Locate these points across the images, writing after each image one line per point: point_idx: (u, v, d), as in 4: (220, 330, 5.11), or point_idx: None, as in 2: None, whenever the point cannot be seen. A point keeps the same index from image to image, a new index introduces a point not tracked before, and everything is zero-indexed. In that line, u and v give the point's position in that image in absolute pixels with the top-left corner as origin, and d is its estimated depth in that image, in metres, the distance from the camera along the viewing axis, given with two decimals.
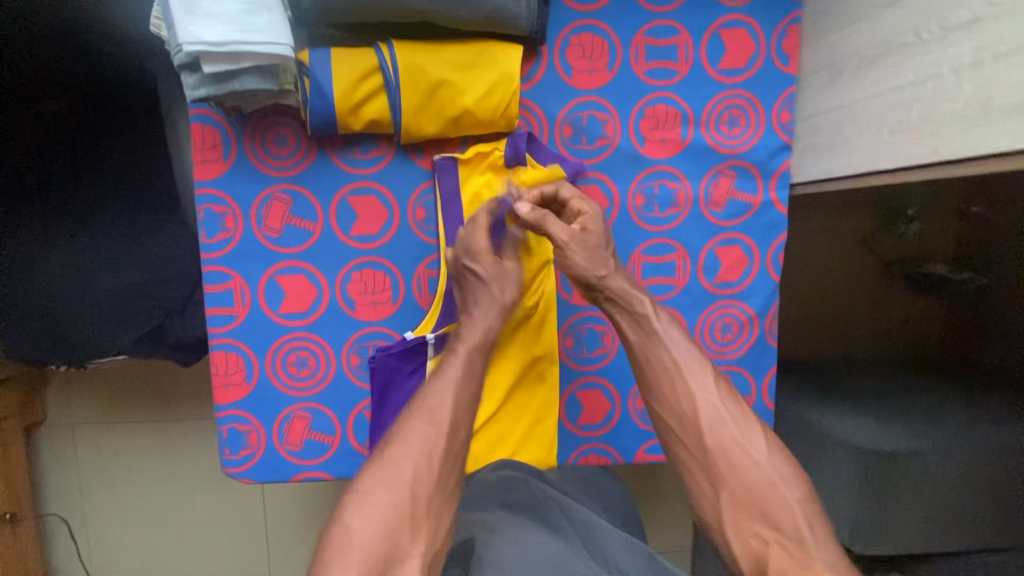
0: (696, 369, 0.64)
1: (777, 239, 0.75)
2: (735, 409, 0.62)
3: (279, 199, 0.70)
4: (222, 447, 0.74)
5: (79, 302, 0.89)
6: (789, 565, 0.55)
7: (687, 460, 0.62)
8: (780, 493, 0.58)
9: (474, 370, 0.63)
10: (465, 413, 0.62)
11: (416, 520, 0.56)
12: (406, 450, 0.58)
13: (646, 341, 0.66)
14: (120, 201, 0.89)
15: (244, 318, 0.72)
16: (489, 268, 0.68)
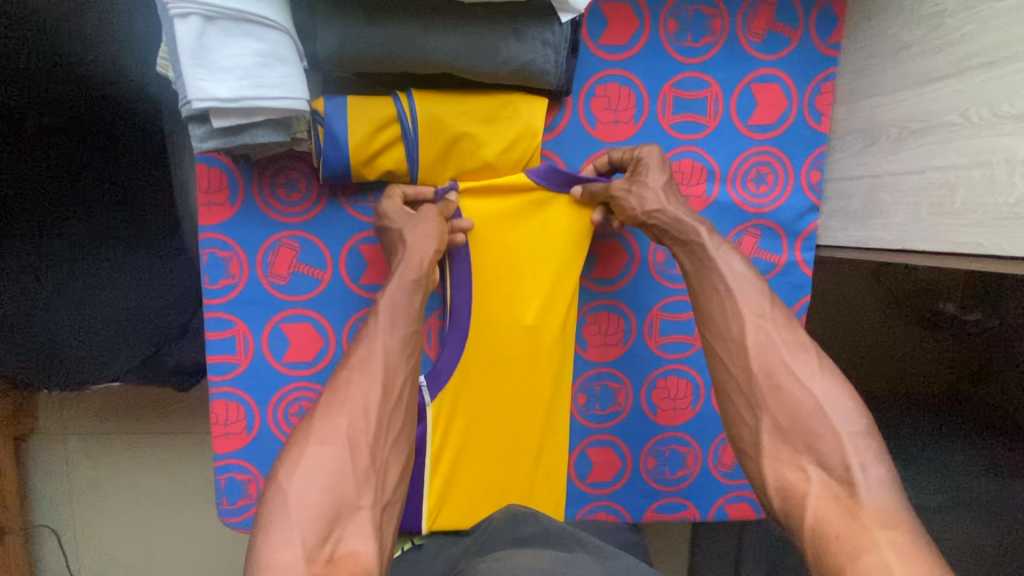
0: (747, 292, 0.59)
1: (801, 301, 0.73)
2: (787, 332, 0.56)
3: (287, 246, 0.67)
4: (219, 495, 0.72)
5: (76, 331, 0.86)
6: (832, 508, 0.47)
7: (730, 386, 0.57)
8: (827, 424, 0.51)
9: (396, 309, 0.58)
10: (397, 356, 0.56)
11: (364, 475, 0.49)
12: (345, 399, 0.52)
13: (700, 268, 0.62)
14: (112, 234, 0.84)
15: (247, 366, 0.69)
16: (404, 218, 0.63)
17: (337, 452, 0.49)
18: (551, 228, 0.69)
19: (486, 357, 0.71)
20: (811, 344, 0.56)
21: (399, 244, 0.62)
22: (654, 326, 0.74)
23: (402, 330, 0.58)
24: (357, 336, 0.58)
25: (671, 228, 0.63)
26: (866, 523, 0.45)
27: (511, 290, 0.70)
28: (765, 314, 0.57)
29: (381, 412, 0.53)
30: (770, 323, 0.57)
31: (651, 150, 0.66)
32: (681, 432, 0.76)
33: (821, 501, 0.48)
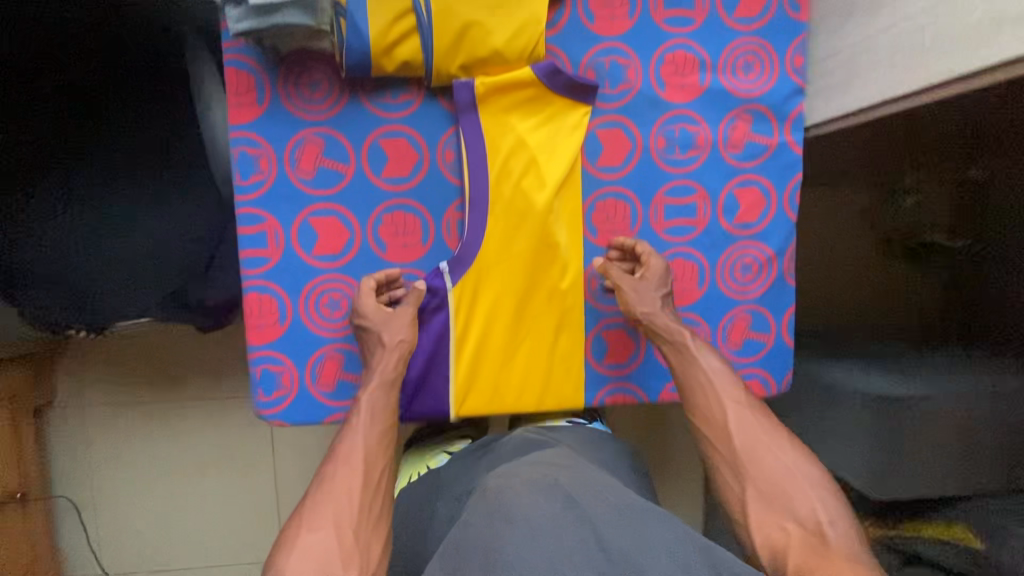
0: (725, 381, 0.74)
1: (794, 180, 0.78)
2: (760, 417, 0.72)
3: (312, 142, 0.72)
4: (256, 388, 0.76)
5: (120, 257, 0.96)
6: (808, 551, 0.60)
7: (716, 457, 0.71)
8: (801, 488, 0.66)
9: (373, 408, 0.70)
10: (376, 450, 0.67)
11: (349, 554, 0.58)
12: (331, 494, 0.63)
13: (685, 360, 0.76)
14: (156, 154, 0.97)
15: (278, 260, 0.73)
16: (376, 316, 0.72)
17: (325, 539, 0.59)
18: (557, 120, 0.75)
19: (500, 246, 0.75)
20: (780, 427, 0.72)
21: (378, 345, 0.72)
22: (659, 210, 0.78)
23: (379, 425, 0.70)
24: (340, 435, 0.68)
25: (663, 331, 0.76)
26: (835, 558, 0.58)
27: (517, 182, 0.74)
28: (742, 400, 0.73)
29: (362, 496, 0.64)
30: (747, 408, 0.72)
31: (658, 260, 0.77)
32: (690, 313, 0.81)
33: (799, 547, 0.61)
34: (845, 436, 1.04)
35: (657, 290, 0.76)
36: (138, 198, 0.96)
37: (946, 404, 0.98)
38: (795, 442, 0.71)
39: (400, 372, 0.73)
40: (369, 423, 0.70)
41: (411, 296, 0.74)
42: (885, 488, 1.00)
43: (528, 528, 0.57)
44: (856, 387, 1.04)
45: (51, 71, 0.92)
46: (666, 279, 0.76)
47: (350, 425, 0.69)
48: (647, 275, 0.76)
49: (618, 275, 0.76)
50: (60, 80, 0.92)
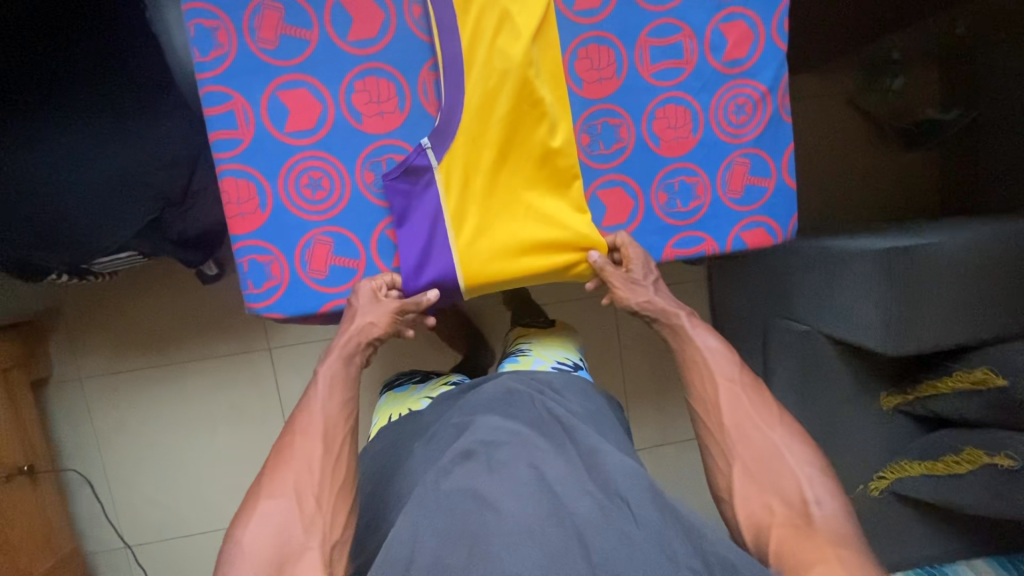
0: (719, 363, 0.88)
1: (780, 6, 0.75)
2: (752, 395, 0.84)
3: (271, 7, 0.68)
4: (245, 281, 0.72)
5: (83, 187, 0.91)
6: (790, 531, 0.70)
7: (709, 438, 0.84)
8: (785, 464, 0.77)
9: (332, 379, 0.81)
10: (336, 417, 0.78)
11: (310, 520, 0.69)
12: (294, 465, 0.73)
13: (685, 343, 0.93)
14: (109, 78, 0.93)
15: (251, 141, 0.70)
16: (364, 301, 0.72)
17: (287, 504, 0.70)
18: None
19: (484, 113, 0.70)
20: (772, 406, 0.83)
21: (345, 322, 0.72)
22: (644, 54, 0.74)
23: (339, 395, 0.80)
24: (302, 408, 0.79)
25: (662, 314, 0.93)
26: (819, 540, 0.68)
27: (492, 41, 0.69)
28: (733, 378, 0.86)
29: (322, 464, 0.73)
30: (740, 391, 0.85)
31: (640, 252, 0.77)
32: (688, 163, 0.77)
33: (782, 527, 0.71)
34: (855, 298, 1.02)
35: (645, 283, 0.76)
36: (101, 123, 0.92)
37: (962, 251, 0.95)
38: (792, 423, 0.82)
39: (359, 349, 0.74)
40: (331, 392, 0.81)
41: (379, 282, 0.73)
42: (900, 343, 0.98)
43: (512, 521, 0.66)
44: (861, 247, 1.01)
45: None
46: (648, 268, 0.77)
47: (311, 398, 0.80)
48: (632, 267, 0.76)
49: (610, 273, 0.75)
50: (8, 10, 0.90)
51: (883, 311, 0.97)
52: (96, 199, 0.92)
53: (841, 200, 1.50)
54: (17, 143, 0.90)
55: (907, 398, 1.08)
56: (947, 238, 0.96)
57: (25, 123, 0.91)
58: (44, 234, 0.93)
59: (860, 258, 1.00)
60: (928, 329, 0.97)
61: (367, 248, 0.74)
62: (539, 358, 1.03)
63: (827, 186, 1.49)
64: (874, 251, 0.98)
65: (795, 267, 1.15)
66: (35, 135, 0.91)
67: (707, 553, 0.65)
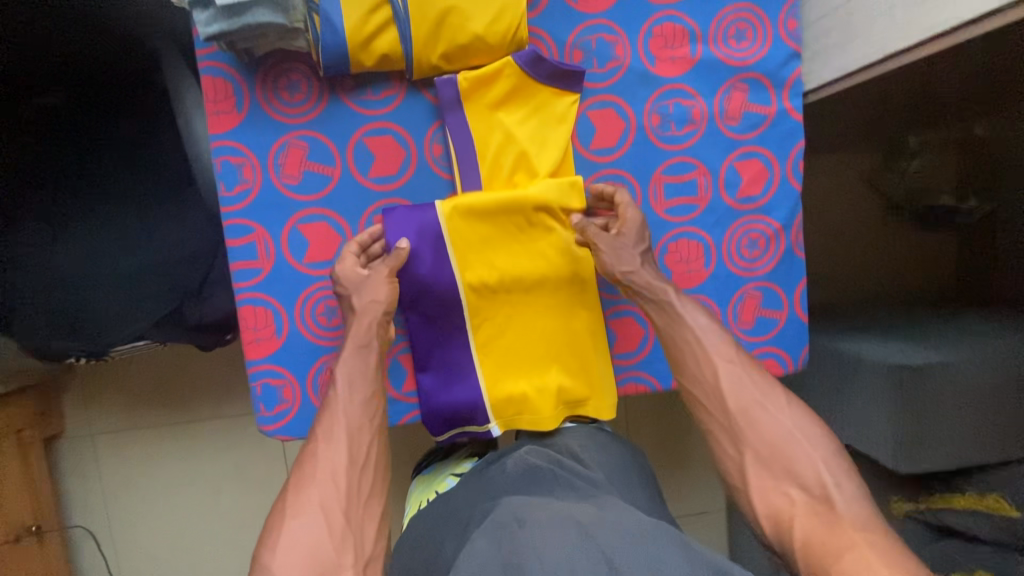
0: (712, 338, 0.72)
1: (796, 147, 0.75)
2: (753, 374, 0.70)
3: (296, 145, 0.70)
4: (257, 403, 0.73)
5: (106, 282, 0.94)
6: (815, 522, 0.59)
7: (711, 423, 0.70)
8: (804, 451, 0.64)
9: (351, 376, 0.67)
10: (360, 415, 0.66)
11: (343, 538, 0.58)
12: (316, 476, 0.61)
13: (672, 322, 0.73)
14: (137, 176, 0.95)
15: (270, 271, 0.71)
16: (356, 269, 0.69)
17: (312, 526, 0.57)
18: (545, 110, 0.71)
19: (498, 246, 0.72)
20: (776, 383, 0.70)
21: (352, 309, 0.69)
22: (658, 190, 0.75)
23: (359, 392, 0.68)
24: (321, 418, 0.66)
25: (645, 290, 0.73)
26: (846, 529, 0.57)
27: (509, 181, 0.72)
28: (733, 359, 0.70)
29: (348, 475, 0.62)
30: (742, 373, 0.70)
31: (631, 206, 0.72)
32: (699, 295, 0.78)
33: (805, 520, 0.60)
34: (866, 409, 1.01)
35: (636, 245, 0.72)
36: (126, 220, 0.94)
37: (974, 369, 0.95)
38: (801, 403, 0.69)
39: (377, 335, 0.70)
40: (350, 390, 0.68)
41: (391, 253, 0.70)
42: (913, 461, 0.96)
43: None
44: (874, 356, 1.01)
45: (28, 94, 0.93)
46: (641, 229, 0.72)
47: (330, 399, 0.67)
48: (623, 229, 0.72)
49: (597, 230, 0.71)
50: (41, 102, 0.94)
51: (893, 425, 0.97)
52: (117, 292, 0.94)
53: (855, 280, 1.49)
54: (45, 237, 0.93)
55: (918, 504, 1.06)
56: (960, 354, 0.96)
57: (53, 219, 0.93)
58: (65, 325, 0.95)
59: (873, 370, 0.99)
60: (940, 448, 0.96)
61: None
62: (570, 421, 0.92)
63: (842, 266, 1.49)
64: (886, 365, 0.97)
65: (806, 366, 1.14)
66: (62, 230, 0.93)
67: None
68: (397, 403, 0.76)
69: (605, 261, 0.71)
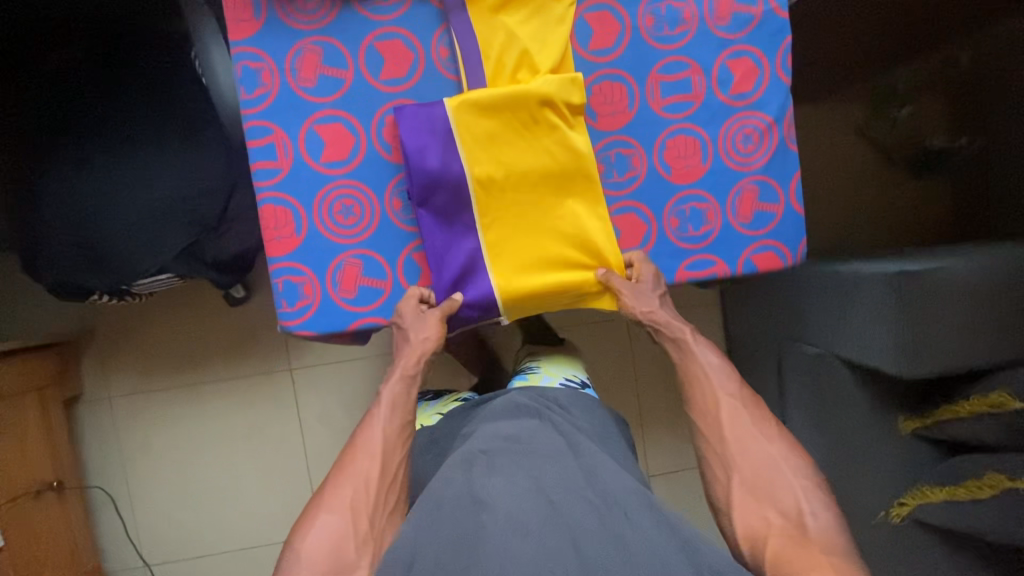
0: (720, 376, 0.91)
1: (784, 43, 0.79)
2: (750, 411, 0.87)
3: (312, 51, 0.74)
4: (279, 301, 0.77)
5: (129, 215, 0.98)
6: (785, 541, 0.74)
7: (708, 446, 0.86)
8: (784, 478, 0.79)
9: (396, 401, 0.85)
10: (395, 440, 0.81)
11: (363, 541, 0.73)
12: (351, 478, 0.77)
13: (686, 357, 0.94)
14: (156, 113, 0.99)
15: (289, 171, 0.75)
16: (409, 315, 0.76)
17: (341, 520, 0.73)
18: (545, 13, 0.76)
19: (504, 144, 0.75)
20: (769, 419, 0.87)
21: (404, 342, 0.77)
22: (654, 89, 0.79)
23: (399, 416, 0.84)
24: (364, 424, 0.83)
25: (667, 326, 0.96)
26: (813, 548, 0.72)
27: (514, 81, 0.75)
28: (734, 394, 0.89)
29: (379, 485, 0.77)
30: (740, 405, 0.88)
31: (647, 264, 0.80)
32: (698, 189, 0.81)
33: (778, 537, 0.74)
34: (868, 321, 1.03)
35: (654, 292, 0.80)
36: (147, 155, 0.99)
37: (971, 272, 0.97)
38: (790, 438, 0.85)
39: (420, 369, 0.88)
40: (393, 413, 0.84)
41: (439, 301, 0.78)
42: (916, 365, 0.99)
43: (510, 523, 0.67)
44: (872, 270, 1.04)
45: (54, 44, 1.00)
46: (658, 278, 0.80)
47: (371, 419, 0.83)
48: (641, 276, 0.80)
49: (619, 281, 0.79)
50: (61, 55, 0.99)
51: (894, 331, 0.99)
52: (138, 225, 0.98)
53: (852, 226, 1.52)
54: (72, 173, 0.98)
55: (925, 423, 1.08)
56: (957, 261, 0.98)
57: (76, 156, 0.98)
58: (90, 258, 0.99)
59: (871, 281, 1.02)
60: (942, 352, 0.98)
61: (394, 270, 0.78)
62: (547, 375, 1.05)
63: (839, 212, 1.52)
64: (883, 274, 1.00)
65: (808, 291, 1.17)
66: (86, 166, 0.98)
67: (700, 564, 0.66)
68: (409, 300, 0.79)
69: (627, 303, 0.79)
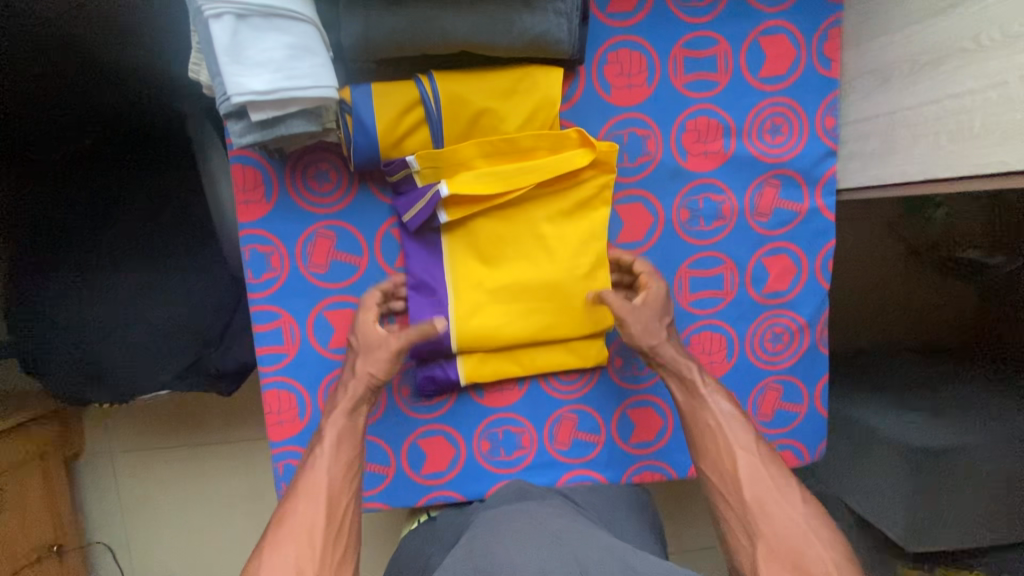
0: (737, 428, 0.71)
1: (827, 247, 0.76)
2: (770, 464, 0.69)
3: (324, 235, 0.71)
4: (278, 483, 0.75)
5: (129, 335, 0.95)
6: None
7: (725, 510, 0.67)
8: (813, 548, 0.61)
9: (341, 435, 0.69)
10: (339, 482, 0.67)
11: None
12: (291, 530, 0.62)
13: (694, 403, 0.73)
14: (160, 224, 0.95)
15: (295, 355, 0.73)
16: (360, 340, 0.71)
17: None
18: (563, 166, 0.69)
19: (492, 297, 0.72)
20: (792, 479, 0.68)
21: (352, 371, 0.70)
22: (683, 283, 0.77)
23: (345, 453, 0.68)
24: (305, 466, 0.67)
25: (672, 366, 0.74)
26: None
27: (524, 238, 0.72)
28: (752, 449, 0.69)
29: (325, 535, 0.63)
30: (757, 458, 0.69)
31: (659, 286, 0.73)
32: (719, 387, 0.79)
33: None
34: (880, 482, 1.01)
35: (661, 321, 0.73)
36: (151, 271, 0.95)
37: (990, 452, 0.96)
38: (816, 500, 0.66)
39: (367, 397, 0.71)
40: (337, 449, 0.69)
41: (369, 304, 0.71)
42: (923, 540, 0.97)
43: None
44: (894, 431, 1.00)
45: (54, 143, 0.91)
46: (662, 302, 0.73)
47: (314, 459, 0.68)
48: (647, 300, 0.72)
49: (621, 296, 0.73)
50: (66, 151, 0.92)
51: (905, 501, 0.97)
52: (139, 346, 0.95)
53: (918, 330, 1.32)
54: (73, 287, 0.94)
55: None
56: (977, 437, 0.96)
57: (78, 267, 0.94)
58: (88, 375, 0.96)
59: (887, 446, 1.00)
60: (951, 530, 0.97)
61: (399, 455, 0.78)
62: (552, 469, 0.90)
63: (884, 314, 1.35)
64: (902, 444, 0.98)
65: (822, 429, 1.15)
66: (84, 281, 0.94)
67: None
68: (414, 485, 0.79)
69: (635, 335, 0.72)
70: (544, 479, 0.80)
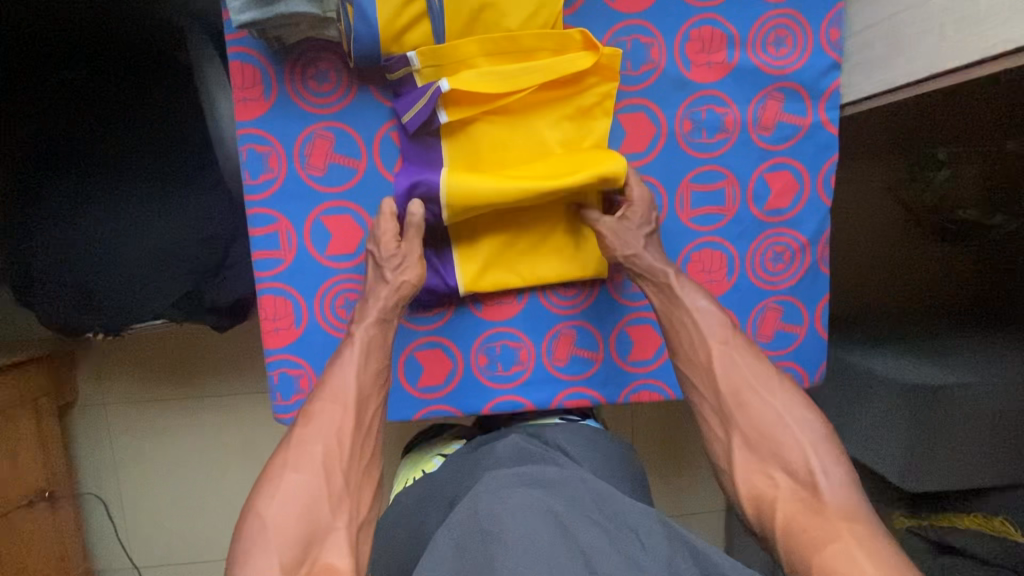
0: (714, 326, 0.73)
1: (829, 160, 0.78)
2: (748, 356, 0.72)
3: (323, 138, 0.73)
4: (273, 392, 0.77)
5: (120, 261, 0.93)
6: (798, 506, 0.62)
7: (703, 404, 0.73)
8: (790, 435, 0.66)
9: (369, 345, 0.71)
10: (368, 387, 0.70)
11: (339, 499, 0.62)
12: (320, 431, 0.65)
13: (670, 302, 0.75)
14: (156, 149, 0.95)
15: (292, 261, 0.75)
16: (388, 251, 0.72)
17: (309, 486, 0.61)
18: (562, 69, 0.69)
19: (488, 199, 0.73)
20: (770, 368, 0.72)
21: (382, 282, 0.72)
22: (685, 198, 0.78)
23: (374, 362, 0.71)
24: (333, 366, 0.70)
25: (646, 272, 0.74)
26: (830, 516, 0.59)
27: (524, 144, 0.73)
28: (728, 341, 0.72)
29: (353, 436, 0.67)
30: (736, 355, 0.72)
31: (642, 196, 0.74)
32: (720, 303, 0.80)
33: (789, 502, 0.63)
34: (879, 425, 1.01)
35: (642, 231, 0.74)
36: (143, 196, 0.94)
37: (992, 392, 0.95)
38: (794, 387, 0.70)
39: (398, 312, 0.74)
40: (365, 358, 0.71)
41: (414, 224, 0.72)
42: (921, 482, 0.97)
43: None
44: (893, 373, 1.00)
45: (55, 69, 0.93)
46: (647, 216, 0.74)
47: (340, 361, 0.70)
48: (630, 211, 0.74)
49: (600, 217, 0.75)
50: (65, 76, 0.93)
51: (904, 442, 0.97)
52: (130, 273, 0.94)
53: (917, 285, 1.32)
54: (64, 209, 0.92)
55: (919, 521, 1.04)
56: (977, 376, 0.96)
57: (64, 188, 0.92)
58: (82, 301, 0.95)
59: (886, 387, 0.99)
60: (950, 471, 0.96)
61: (397, 368, 0.78)
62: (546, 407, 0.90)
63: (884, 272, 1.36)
64: (902, 384, 0.97)
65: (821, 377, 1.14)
66: (71, 204, 0.92)
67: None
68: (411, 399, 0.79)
69: (611, 246, 0.74)
70: (543, 397, 0.80)
